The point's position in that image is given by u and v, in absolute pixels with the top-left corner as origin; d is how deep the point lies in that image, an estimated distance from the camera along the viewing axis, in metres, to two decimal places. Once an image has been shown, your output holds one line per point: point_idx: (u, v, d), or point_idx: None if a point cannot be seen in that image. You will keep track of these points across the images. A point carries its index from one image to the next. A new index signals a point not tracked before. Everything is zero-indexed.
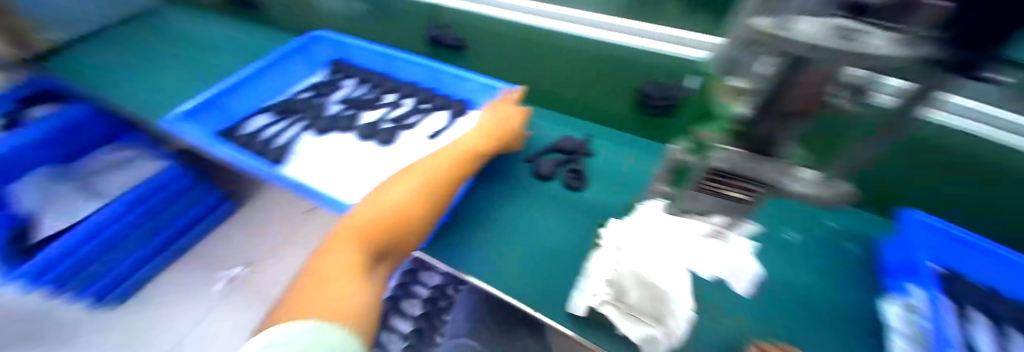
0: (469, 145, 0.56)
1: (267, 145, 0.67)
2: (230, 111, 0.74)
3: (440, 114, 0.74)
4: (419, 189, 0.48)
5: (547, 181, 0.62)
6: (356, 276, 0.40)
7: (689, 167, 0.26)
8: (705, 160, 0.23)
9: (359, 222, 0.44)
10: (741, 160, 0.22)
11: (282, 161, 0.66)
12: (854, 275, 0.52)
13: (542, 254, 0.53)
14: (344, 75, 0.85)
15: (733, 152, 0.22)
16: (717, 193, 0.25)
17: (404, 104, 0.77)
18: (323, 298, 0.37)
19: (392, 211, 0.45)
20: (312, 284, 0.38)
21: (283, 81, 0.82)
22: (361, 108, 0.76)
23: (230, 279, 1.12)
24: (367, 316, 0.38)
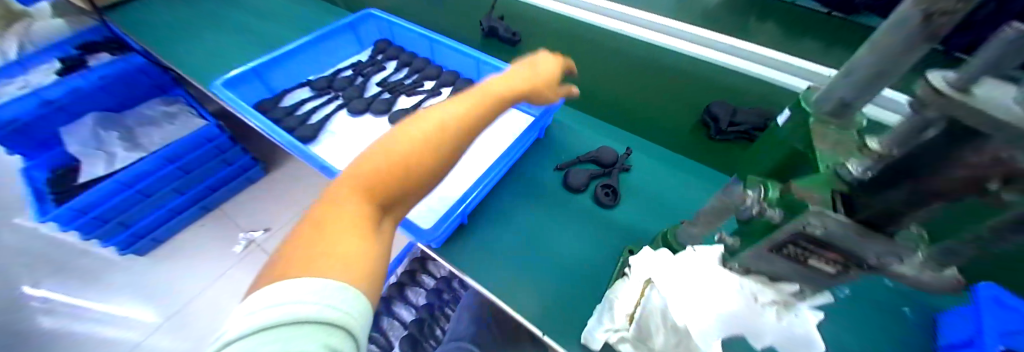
0: (505, 86, 0.45)
1: (302, 121, 0.67)
2: (268, 83, 0.74)
3: None
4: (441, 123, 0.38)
5: (578, 193, 0.59)
6: (368, 224, 0.33)
7: (766, 225, 0.23)
8: (793, 224, 0.20)
9: (370, 166, 0.35)
10: (847, 231, 0.19)
11: (313, 140, 0.65)
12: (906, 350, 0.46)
13: (562, 273, 0.50)
14: (385, 55, 0.83)
15: (839, 220, 0.19)
16: (796, 259, 0.23)
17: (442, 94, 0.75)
18: (325, 253, 0.30)
19: (406, 153, 0.35)
20: (312, 235, 0.31)
21: (324, 56, 0.81)
22: (395, 91, 0.74)
23: (249, 242, 1.16)
24: (380, 275, 0.32)
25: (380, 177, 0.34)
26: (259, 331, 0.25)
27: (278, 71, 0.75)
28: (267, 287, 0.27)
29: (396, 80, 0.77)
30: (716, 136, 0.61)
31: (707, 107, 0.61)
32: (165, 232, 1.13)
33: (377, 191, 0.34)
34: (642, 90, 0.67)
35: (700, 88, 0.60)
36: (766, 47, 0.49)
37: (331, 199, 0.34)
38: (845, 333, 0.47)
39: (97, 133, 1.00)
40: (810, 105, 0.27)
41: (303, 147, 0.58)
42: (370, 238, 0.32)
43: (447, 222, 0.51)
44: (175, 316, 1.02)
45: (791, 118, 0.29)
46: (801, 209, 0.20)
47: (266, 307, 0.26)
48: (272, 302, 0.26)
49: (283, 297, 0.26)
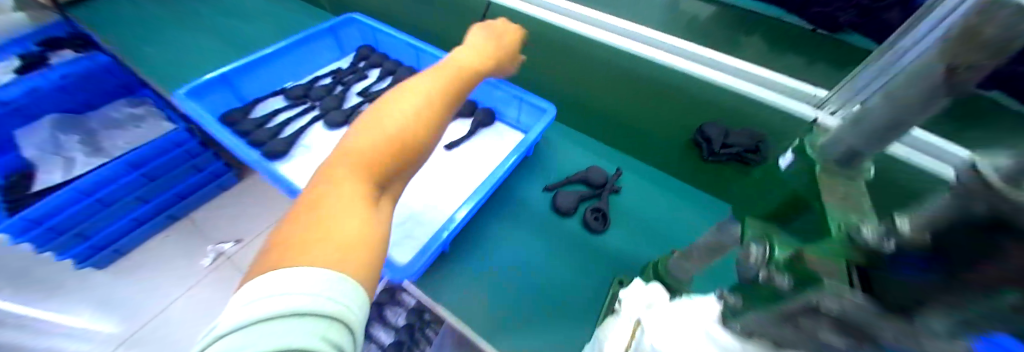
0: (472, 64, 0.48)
1: (273, 135, 0.62)
2: (237, 90, 0.69)
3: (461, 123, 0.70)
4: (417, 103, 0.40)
5: (566, 216, 0.57)
6: (365, 207, 0.35)
7: (773, 291, 0.21)
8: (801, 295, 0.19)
9: (359, 150, 0.37)
10: (861, 311, 0.16)
11: (284, 155, 0.61)
12: None
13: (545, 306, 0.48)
14: (368, 62, 0.79)
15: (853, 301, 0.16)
16: (812, 339, 0.19)
17: None
18: (323, 240, 0.31)
19: (391, 132, 0.38)
20: (309, 225, 0.32)
21: (303, 62, 0.77)
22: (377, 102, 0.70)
23: (219, 255, 1.10)
24: (381, 252, 0.34)
25: (370, 159, 0.36)
26: (258, 323, 0.26)
27: (249, 77, 0.70)
28: (265, 282, 0.28)
29: (379, 90, 0.73)
30: (709, 158, 0.60)
31: (698, 128, 0.59)
32: (130, 242, 1.06)
33: (372, 173, 0.36)
34: (634, 109, 0.65)
35: (696, 110, 0.57)
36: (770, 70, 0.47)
37: (321, 189, 0.35)
38: None
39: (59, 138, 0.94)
40: (815, 153, 0.25)
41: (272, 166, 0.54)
42: (370, 216, 0.34)
43: (426, 253, 0.48)
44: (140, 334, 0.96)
45: (795, 162, 0.26)
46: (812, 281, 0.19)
47: (264, 298, 0.27)
48: (269, 292, 0.27)
49: (283, 287, 0.27)
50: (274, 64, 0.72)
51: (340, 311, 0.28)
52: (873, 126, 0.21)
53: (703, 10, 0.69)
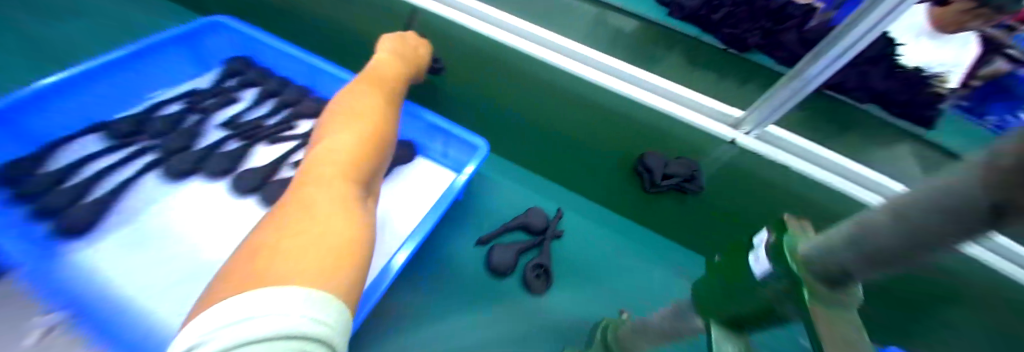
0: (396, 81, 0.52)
1: (74, 198, 0.46)
2: (20, 135, 0.49)
3: None
4: (360, 121, 0.44)
5: (501, 276, 0.50)
6: (347, 217, 0.35)
7: None
8: None
9: (318, 173, 0.38)
10: None
11: (83, 233, 0.46)
12: None
13: None
14: (238, 80, 0.62)
15: None
16: None
17: None
18: (303, 257, 0.29)
19: (348, 148, 0.41)
20: (280, 251, 0.29)
21: (136, 86, 0.58)
22: (248, 139, 0.56)
23: None
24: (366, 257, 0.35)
25: (332, 175, 0.38)
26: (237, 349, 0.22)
27: (40, 115, 0.51)
28: (241, 302, 0.25)
29: (253, 119, 0.58)
30: (650, 190, 0.56)
31: (639, 158, 0.55)
32: None
33: (342, 185, 0.38)
34: (564, 141, 0.58)
35: (633, 140, 0.54)
36: (699, 93, 0.49)
37: (285, 216, 0.33)
38: None
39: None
40: (797, 263, 0.18)
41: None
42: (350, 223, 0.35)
43: None
44: None
45: (769, 271, 0.20)
46: None
47: (240, 321, 0.23)
48: (245, 314, 0.23)
49: (262, 307, 0.24)
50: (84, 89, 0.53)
51: (329, 324, 0.25)
52: (852, 259, 0.15)
53: (627, 22, 0.62)
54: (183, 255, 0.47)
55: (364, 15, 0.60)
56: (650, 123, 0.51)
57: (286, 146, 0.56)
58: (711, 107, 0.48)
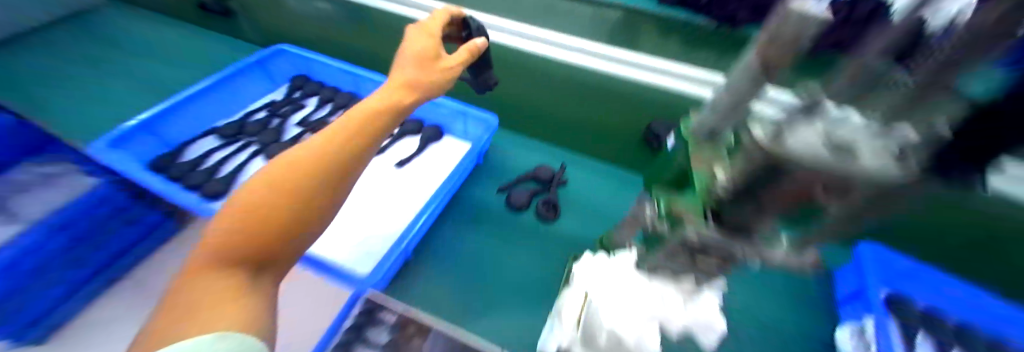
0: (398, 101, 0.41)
1: (209, 176, 0.64)
2: (162, 139, 0.69)
3: (412, 139, 0.73)
4: (299, 165, 0.34)
5: (520, 211, 0.59)
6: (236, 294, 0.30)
7: (658, 231, 0.32)
8: (676, 239, 0.27)
9: (233, 221, 0.32)
10: (721, 238, 0.24)
11: (221, 196, 0.62)
12: (807, 308, 0.55)
13: (509, 291, 0.51)
14: (303, 92, 0.81)
15: (710, 234, 0.25)
16: (695, 262, 0.28)
17: None
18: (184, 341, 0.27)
19: (274, 192, 0.33)
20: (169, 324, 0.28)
21: (240, 93, 0.79)
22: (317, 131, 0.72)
23: None
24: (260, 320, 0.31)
25: (216, 249, 0.32)
26: None
27: (176, 120, 0.70)
28: None
29: (319, 119, 0.76)
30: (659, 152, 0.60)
31: (646, 127, 0.59)
32: None
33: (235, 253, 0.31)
34: (563, 120, 0.67)
35: (617, 107, 0.60)
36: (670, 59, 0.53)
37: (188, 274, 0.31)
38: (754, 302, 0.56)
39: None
40: (691, 137, 0.31)
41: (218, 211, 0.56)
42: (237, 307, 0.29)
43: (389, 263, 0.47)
44: None
45: (680, 143, 0.34)
46: (699, 222, 0.26)
47: None
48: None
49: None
50: (198, 102, 0.73)
51: None
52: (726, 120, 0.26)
53: None
54: None
55: (366, 29, 0.74)
56: (630, 91, 0.57)
57: None
58: (676, 70, 0.52)
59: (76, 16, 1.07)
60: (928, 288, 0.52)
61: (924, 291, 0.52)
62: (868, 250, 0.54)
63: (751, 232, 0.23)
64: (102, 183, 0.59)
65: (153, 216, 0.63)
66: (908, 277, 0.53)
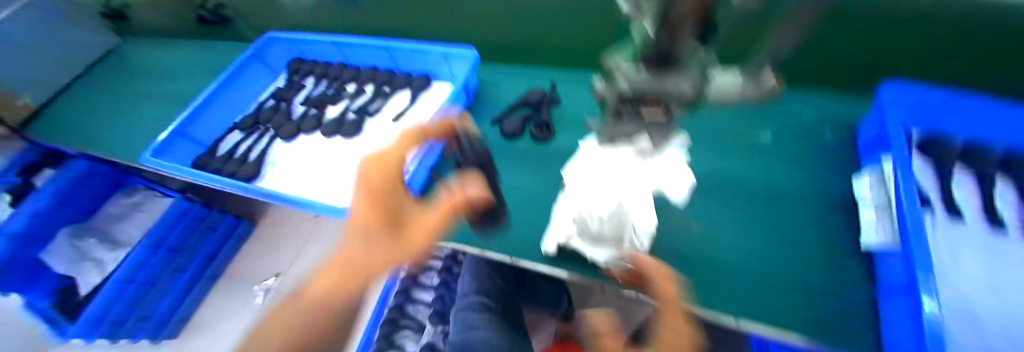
0: (406, 196, 0.42)
1: (241, 163, 0.64)
2: (196, 140, 0.73)
3: (402, 94, 0.67)
4: (345, 264, 0.37)
5: (514, 139, 0.60)
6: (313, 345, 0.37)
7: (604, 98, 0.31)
8: (616, 94, 0.27)
9: (286, 310, 0.37)
10: (647, 83, 0.23)
11: (257, 177, 0.62)
12: (838, 166, 0.51)
13: (516, 209, 0.53)
14: (298, 74, 0.78)
15: (639, 78, 0.24)
16: (634, 120, 0.28)
17: (365, 92, 0.69)
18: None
19: (327, 288, 0.37)
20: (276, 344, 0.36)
21: (248, 84, 0.82)
22: (317, 105, 0.69)
23: (268, 291, 1.08)
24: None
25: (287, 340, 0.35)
26: None
27: (202, 118, 0.74)
28: None
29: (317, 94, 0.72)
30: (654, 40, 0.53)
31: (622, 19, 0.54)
32: (190, 307, 1.07)
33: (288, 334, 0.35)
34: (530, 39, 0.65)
35: (574, 13, 0.57)
36: None
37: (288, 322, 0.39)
38: (779, 167, 0.52)
39: (100, 222, 1.09)
40: None
41: (250, 186, 0.56)
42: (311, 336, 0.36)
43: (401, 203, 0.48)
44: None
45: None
46: (631, 71, 0.25)
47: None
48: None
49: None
50: (217, 100, 0.76)
51: None
52: None
53: None
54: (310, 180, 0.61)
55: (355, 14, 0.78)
56: None
57: (338, 106, 0.68)
58: None
59: (118, 59, 1.21)
60: (977, 118, 0.47)
61: (962, 121, 0.49)
62: (898, 91, 0.46)
63: (675, 70, 0.22)
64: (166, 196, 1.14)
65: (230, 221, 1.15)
66: (955, 113, 0.48)
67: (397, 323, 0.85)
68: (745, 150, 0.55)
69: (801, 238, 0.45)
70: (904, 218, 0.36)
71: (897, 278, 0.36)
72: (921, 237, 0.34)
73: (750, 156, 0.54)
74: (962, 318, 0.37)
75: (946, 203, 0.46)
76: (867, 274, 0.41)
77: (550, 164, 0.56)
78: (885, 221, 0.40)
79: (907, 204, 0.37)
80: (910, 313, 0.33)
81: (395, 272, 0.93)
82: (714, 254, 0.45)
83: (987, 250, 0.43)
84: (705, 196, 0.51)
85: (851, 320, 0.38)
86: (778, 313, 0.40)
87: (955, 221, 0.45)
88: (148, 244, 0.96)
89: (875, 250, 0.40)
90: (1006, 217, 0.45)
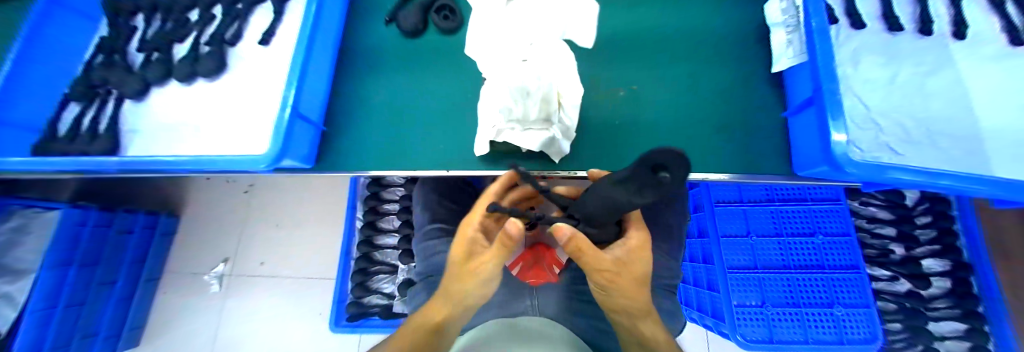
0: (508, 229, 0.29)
1: (93, 135, 0.50)
2: (18, 124, 0.49)
3: (264, 9, 0.51)
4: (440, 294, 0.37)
5: (418, 36, 0.50)
6: None
7: None
8: None
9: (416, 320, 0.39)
10: None
11: (119, 149, 0.48)
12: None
13: (439, 117, 0.47)
14: (122, 13, 0.59)
15: None
16: None
17: (214, 17, 0.53)
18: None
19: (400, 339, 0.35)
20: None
21: (68, 35, 0.56)
22: (160, 47, 0.53)
23: (222, 277, 0.99)
24: None
25: None
26: None
27: (23, 91, 0.50)
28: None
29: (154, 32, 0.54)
30: None
31: None
32: (137, 316, 0.97)
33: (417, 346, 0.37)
34: None
35: None
36: None
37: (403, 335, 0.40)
38: (706, 8, 0.47)
39: None
40: None
41: (144, 157, 0.41)
42: None
43: (298, 136, 0.40)
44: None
45: None
46: None
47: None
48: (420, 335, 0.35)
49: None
50: (34, 64, 0.51)
51: None
52: None
53: None
54: (182, 139, 0.47)
55: None
56: None
57: (187, 44, 0.54)
58: None
59: None
60: None
61: None
62: None
63: None
64: (67, 205, 0.77)
65: (141, 217, 0.93)
66: None
67: (369, 270, 0.85)
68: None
69: (721, 79, 0.44)
70: (811, 30, 0.34)
71: (805, 93, 0.36)
72: (826, 44, 0.32)
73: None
74: (862, 119, 0.40)
75: (852, 14, 0.44)
76: (781, 99, 0.42)
77: (461, 62, 0.49)
78: (795, 39, 0.38)
79: (812, 13, 0.34)
80: (818, 127, 0.33)
81: (350, 221, 0.89)
82: (652, 114, 0.43)
83: (893, 50, 0.44)
84: (634, 51, 0.45)
85: (766, 148, 0.40)
86: (706, 159, 0.41)
87: (860, 29, 0.44)
88: (53, 264, 0.73)
89: (785, 72, 0.40)
90: (902, 17, 0.45)
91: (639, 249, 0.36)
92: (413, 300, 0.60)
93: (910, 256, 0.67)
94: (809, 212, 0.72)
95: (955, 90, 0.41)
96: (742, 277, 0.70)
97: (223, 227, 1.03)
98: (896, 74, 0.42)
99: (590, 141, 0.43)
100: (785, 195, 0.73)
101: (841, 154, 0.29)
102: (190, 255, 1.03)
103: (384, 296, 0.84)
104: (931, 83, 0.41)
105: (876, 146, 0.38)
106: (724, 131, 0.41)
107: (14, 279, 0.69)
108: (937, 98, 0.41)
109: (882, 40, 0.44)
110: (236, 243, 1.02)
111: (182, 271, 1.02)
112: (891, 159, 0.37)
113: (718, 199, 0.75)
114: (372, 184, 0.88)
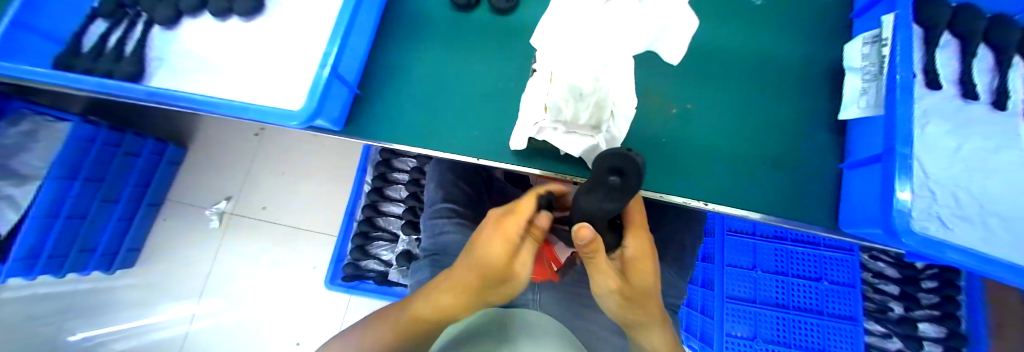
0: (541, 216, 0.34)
1: (117, 57, 0.48)
2: (41, 32, 0.47)
3: None
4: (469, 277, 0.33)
5: (468, 11, 0.48)
6: None
7: None
8: None
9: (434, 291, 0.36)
10: None
11: (143, 76, 0.46)
12: (839, 31, 0.44)
13: (477, 100, 0.45)
14: None
15: None
16: None
17: None
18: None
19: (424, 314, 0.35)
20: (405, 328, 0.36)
21: None
22: None
23: (223, 214, 1.00)
24: None
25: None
26: None
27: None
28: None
29: None
30: None
31: None
32: (137, 238, 0.97)
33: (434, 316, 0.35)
34: None
35: None
36: None
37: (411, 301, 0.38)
38: (777, 35, 0.44)
39: None
40: None
41: (172, 92, 0.39)
42: None
43: (334, 96, 0.39)
44: (147, 283, 0.97)
45: None
46: None
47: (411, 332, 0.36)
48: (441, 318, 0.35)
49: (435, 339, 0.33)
50: None
51: None
52: None
53: None
54: (210, 77, 0.45)
55: None
56: None
57: None
58: None
59: None
60: None
61: None
62: None
63: None
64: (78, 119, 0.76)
65: (151, 142, 0.92)
66: None
67: (370, 235, 0.84)
68: (741, 13, 0.44)
69: (781, 115, 0.42)
70: (894, 84, 0.31)
71: (872, 149, 0.34)
72: (907, 102, 0.30)
73: (752, 19, 0.44)
74: (919, 184, 0.37)
75: (929, 72, 0.42)
76: (836, 147, 0.40)
77: (507, 46, 0.47)
78: (870, 89, 0.36)
79: (899, 64, 0.32)
80: (880, 184, 0.31)
81: (359, 184, 0.88)
82: (700, 138, 0.41)
83: (962, 120, 0.41)
84: (692, 69, 0.43)
85: (815, 191, 0.39)
86: (747, 194, 0.39)
87: (934, 91, 0.42)
88: (60, 176, 0.73)
89: (849, 121, 0.39)
90: (979, 84, 0.43)
91: (645, 255, 0.33)
92: (416, 274, 0.59)
93: (908, 318, 0.66)
94: (820, 258, 0.70)
95: (1018, 172, 0.39)
96: (738, 309, 0.69)
97: (231, 167, 1.02)
98: (960, 145, 0.40)
99: (633, 155, 0.41)
100: (798, 236, 0.71)
101: (901, 220, 0.28)
102: (193, 189, 1.02)
103: (381, 262, 0.84)
104: (993, 161, 0.39)
105: (924, 214, 0.36)
106: (770, 169, 0.40)
107: (22, 181, 0.70)
108: (989, 177, 0.39)
109: (953, 106, 0.41)
110: (242, 184, 1.01)
111: (184, 202, 1.02)
112: (938, 232, 0.35)
113: (731, 228, 0.73)
114: (384, 151, 0.86)
